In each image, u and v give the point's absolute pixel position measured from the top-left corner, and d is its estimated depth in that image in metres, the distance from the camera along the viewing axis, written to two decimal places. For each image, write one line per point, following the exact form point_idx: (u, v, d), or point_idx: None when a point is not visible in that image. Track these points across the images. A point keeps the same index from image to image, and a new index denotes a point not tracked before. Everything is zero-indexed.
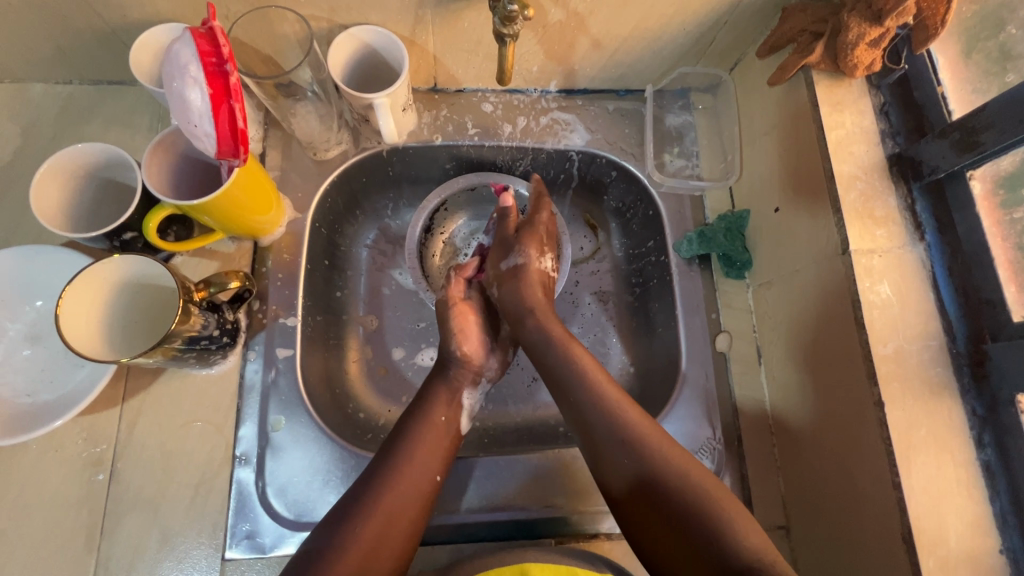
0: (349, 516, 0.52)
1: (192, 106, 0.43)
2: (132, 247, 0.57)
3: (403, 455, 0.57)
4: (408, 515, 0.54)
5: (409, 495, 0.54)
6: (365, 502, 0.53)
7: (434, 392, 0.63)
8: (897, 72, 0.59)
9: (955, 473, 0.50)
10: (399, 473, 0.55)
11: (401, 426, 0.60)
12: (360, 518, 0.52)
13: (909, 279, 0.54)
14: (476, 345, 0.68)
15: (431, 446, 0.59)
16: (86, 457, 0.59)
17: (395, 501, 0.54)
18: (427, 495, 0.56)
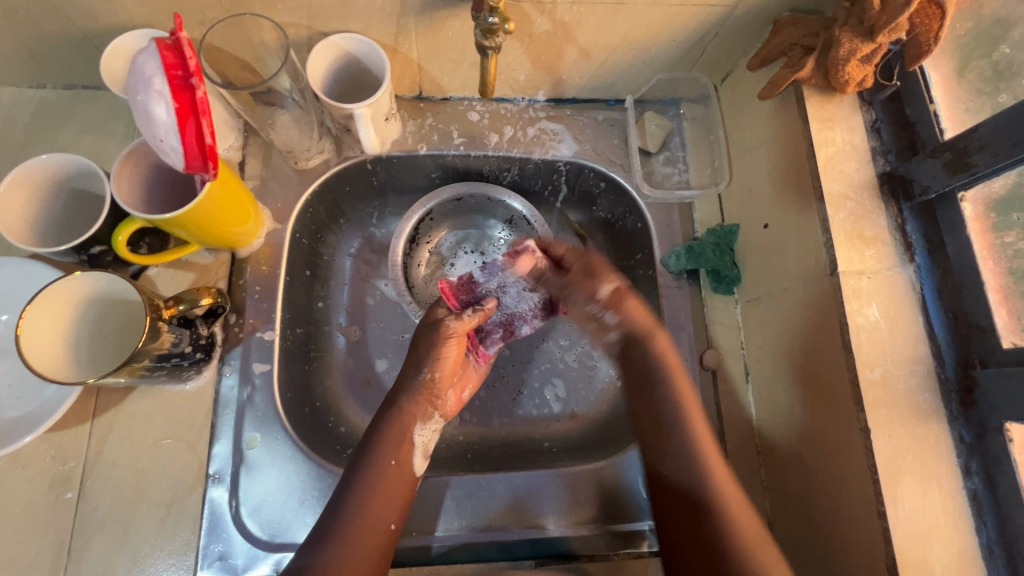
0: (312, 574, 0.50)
1: (157, 121, 0.42)
2: (102, 261, 0.55)
3: (357, 513, 0.54)
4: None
5: (369, 552, 0.53)
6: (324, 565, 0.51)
7: (388, 433, 0.58)
8: (889, 88, 0.58)
9: (942, 502, 0.49)
10: (351, 535, 0.53)
11: (350, 476, 0.56)
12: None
13: (898, 301, 0.53)
14: (448, 375, 0.63)
15: (383, 494, 0.56)
16: (55, 475, 0.57)
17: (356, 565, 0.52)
18: (385, 548, 0.54)
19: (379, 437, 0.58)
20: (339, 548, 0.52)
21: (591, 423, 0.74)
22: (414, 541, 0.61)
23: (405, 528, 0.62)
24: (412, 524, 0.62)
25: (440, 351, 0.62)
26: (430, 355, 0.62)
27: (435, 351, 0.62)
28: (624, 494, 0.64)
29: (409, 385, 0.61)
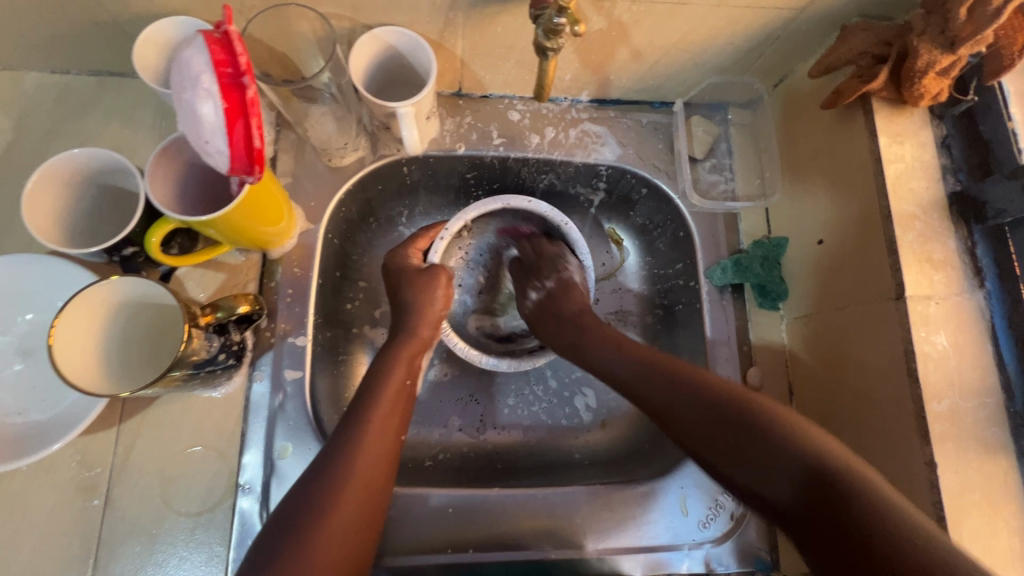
0: (300, 522, 0.44)
1: (203, 121, 0.39)
2: (133, 262, 0.53)
3: (348, 452, 0.49)
4: (350, 525, 0.46)
5: (357, 497, 0.47)
6: (313, 507, 0.45)
7: (386, 365, 0.57)
8: (965, 103, 0.55)
9: (1008, 540, 0.47)
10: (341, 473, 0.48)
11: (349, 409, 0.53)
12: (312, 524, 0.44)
13: (968, 330, 0.51)
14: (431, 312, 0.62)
15: (392, 405, 0.54)
16: (80, 481, 0.55)
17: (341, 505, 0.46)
18: (375, 498, 0.49)
19: (372, 381, 0.55)
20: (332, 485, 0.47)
21: (624, 436, 0.72)
22: (448, 557, 0.59)
23: (439, 543, 0.60)
24: (445, 538, 0.60)
25: (425, 296, 0.62)
26: (420, 306, 0.62)
27: (424, 296, 0.62)
28: (664, 515, 0.62)
29: (400, 337, 0.60)
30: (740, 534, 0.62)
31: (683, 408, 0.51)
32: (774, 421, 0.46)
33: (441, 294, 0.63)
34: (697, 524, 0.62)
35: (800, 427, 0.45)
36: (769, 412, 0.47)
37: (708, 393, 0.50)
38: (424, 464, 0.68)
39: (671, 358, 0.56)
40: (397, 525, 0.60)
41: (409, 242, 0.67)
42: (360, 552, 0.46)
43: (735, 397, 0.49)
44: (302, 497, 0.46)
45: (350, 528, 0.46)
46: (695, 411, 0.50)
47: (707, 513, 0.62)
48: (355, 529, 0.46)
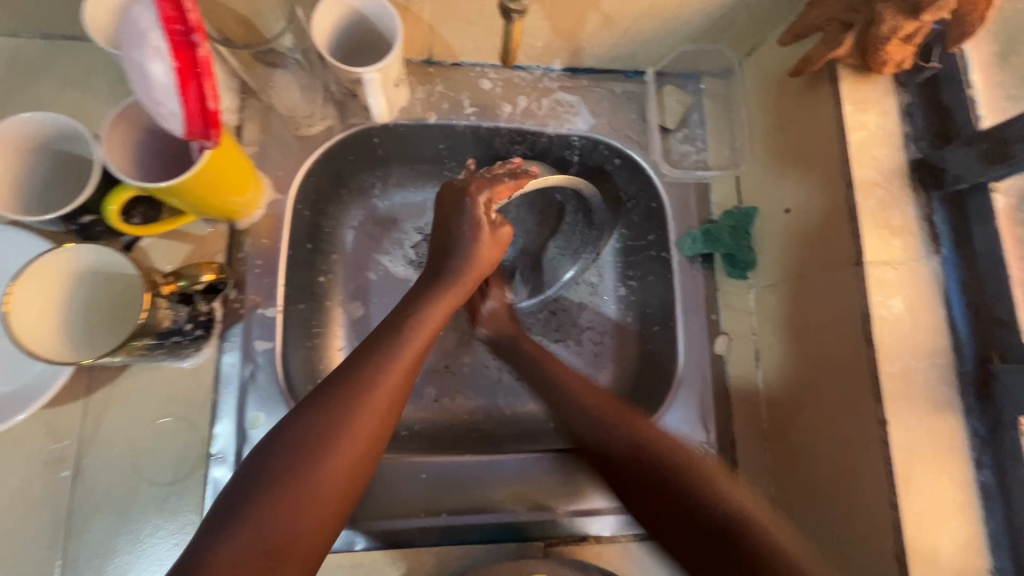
0: (299, 446, 0.43)
1: (154, 82, 0.38)
2: (92, 231, 0.52)
3: (367, 379, 0.48)
4: (355, 456, 0.45)
5: (368, 432, 0.46)
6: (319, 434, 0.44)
7: (425, 301, 0.56)
8: (927, 71, 0.56)
9: (953, 493, 0.50)
10: (357, 401, 0.46)
11: (372, 340, 0.52)
12: (317, 442, 0.44)
13: (923, 294, 0.52)
14: (492, 252, 0.61)
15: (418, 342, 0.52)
16: (49, 453, 0.55)
17: (352, 436, 0.45)
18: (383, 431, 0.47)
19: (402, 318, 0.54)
20: (342, 414, 0.45)
21: None
22: (421, 522, 0.60)
23: (412, 509, 0.61)
24: (420, 503, 0.61)
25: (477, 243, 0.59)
26: (473, 252, 0.59)
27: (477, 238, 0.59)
28: None
29: (446, 278, 0.58)
30: None
31: (636, 484, 0.52)
32: (700, 472, 0.49)
33: (496, 248, 0.61)
34: None
35: (706, 473, 0.49)
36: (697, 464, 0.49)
37: (656, 454, 0.51)
38: (400, 434, 0.69)
39: (611, 400, 0.59)
40: (372, 490, 0.61)
41: (487, 189, 0.58)
42: (359, 480, 0.45)
43: (690, 460, 0.50)
44: (300, 426, 0.44)
45: (358, 453, 0.45)
46: (643, 490, 0.51)
47: None
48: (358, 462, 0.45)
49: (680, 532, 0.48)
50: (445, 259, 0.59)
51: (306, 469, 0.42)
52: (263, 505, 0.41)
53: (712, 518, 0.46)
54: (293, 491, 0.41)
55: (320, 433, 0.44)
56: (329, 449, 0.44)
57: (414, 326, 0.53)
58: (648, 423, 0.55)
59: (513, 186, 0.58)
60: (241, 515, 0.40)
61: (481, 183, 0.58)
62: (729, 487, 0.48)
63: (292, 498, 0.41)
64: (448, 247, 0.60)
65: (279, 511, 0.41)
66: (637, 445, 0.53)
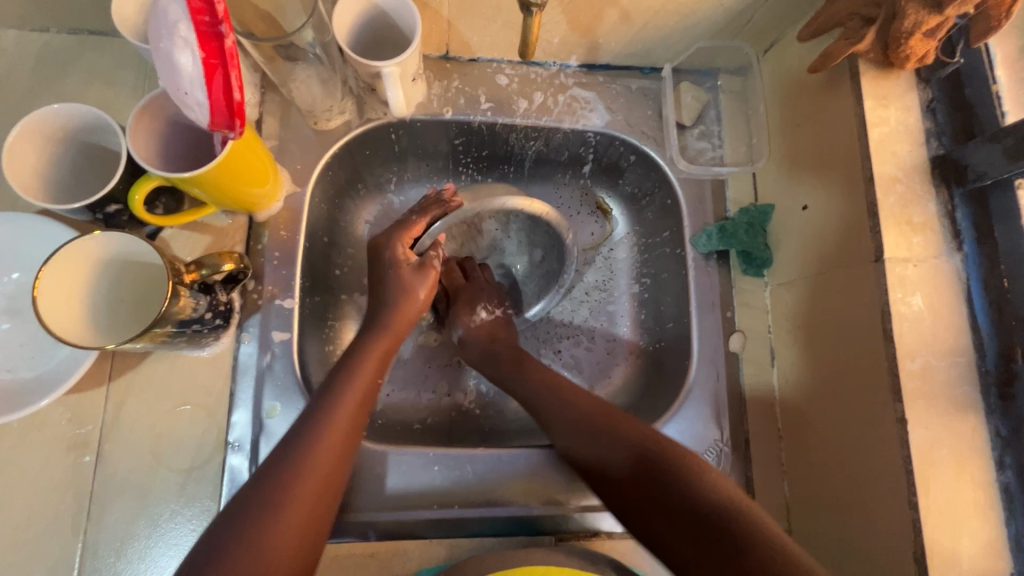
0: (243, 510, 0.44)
1: (182, 71, 0.39)
2: (117, 221, 0.53)
3: (309, 441, 0.49)
4: (307, 521, 0.46)
5: (314, 488, 0.47)
6: (263, 510, 0.44)
7: (362, 351, 0.57)
8: (951, 66, 0.55)
9: (973, 494, 0.49)
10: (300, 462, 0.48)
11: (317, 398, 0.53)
12: (264, 512, 0.44)
13: (944, 291, 0.52)
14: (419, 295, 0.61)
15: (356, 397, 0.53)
16: (72, 438, 0.56)
17: (299, 498, 0.46)
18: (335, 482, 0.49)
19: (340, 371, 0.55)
20: (281, 489, 0.46)
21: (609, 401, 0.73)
22: (432, 515, 0.61)
23: (425, 501, 0.61)
24: (432, 495, 0.61)
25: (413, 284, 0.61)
26: (400, 291, 0.61)
27: (404, 292, 0.61)
28: None
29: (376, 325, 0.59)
30: None
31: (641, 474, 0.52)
32: (691, 466, 0.51)
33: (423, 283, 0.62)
34: None
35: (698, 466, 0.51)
36: (693, 462, 0.52)
37: (655, 448, 0.53)
38: (412, 427, 0.69)
39: (610, 412, 0.58)
40: (385, 482, 0.61)
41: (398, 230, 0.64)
42: (313, 545, 0.46)
43: (665, 448, 0.53)
44: (245, 502, 0.45)
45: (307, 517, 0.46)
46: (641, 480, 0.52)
47: None
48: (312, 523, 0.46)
49: (680, 526, 0.49)
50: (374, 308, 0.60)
51: (256, 547, 0.43)
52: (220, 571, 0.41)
53: (704, 506, 0.48)
54: (248, 560, 0.42)
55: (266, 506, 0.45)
56: (276, 516, 0.44)
57: (347, 377, 0.54)
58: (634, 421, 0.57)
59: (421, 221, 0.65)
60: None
61: (394, 229, 0.64)
62: (711, 480, 0.50)
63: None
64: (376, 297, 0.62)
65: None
66: (638, 445, 0.54)
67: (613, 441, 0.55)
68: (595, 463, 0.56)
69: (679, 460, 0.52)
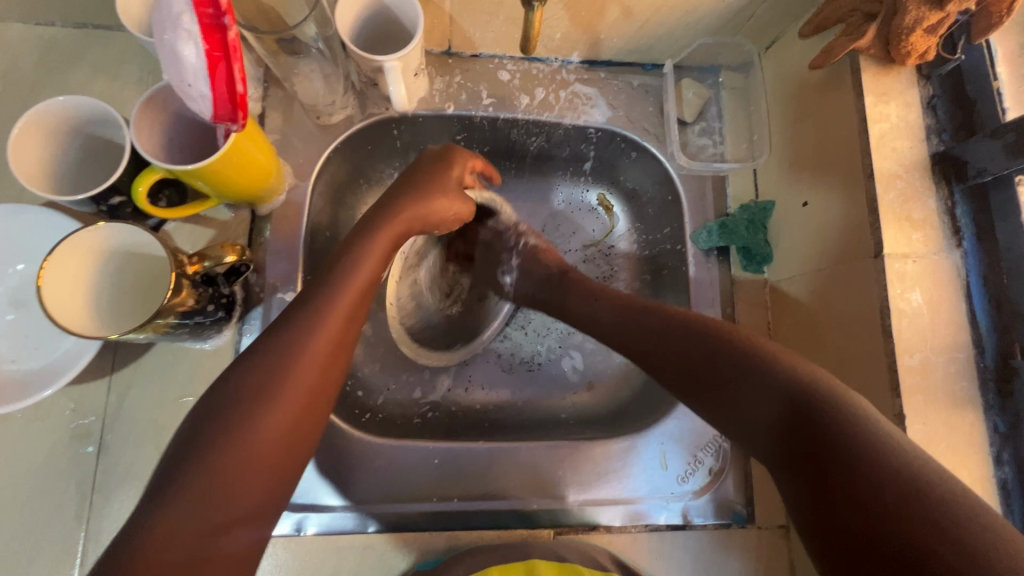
0: (222, 404, 0.40)
1: (185, 62, 0.39)
2: (122, 213, 0.53)
3: (304, 327, 0.44)
4: (314, 381, 0.43)
5: (309, 375, 0.43)
6: (252, 391, 0.41)
7: (358, 251, 0.51)
8: (951, 62, 0.55)
9: (971, 489, 0.49)
10: (300, 338, 0.44)
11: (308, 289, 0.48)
12: (255, 402, 0.40)
13: (943, 287, 0.52)
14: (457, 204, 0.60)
15: (355, 286, 0.49)
16: (75, 428, 0.57)
17: (304, 369, 0.43)
18: (339, 354, 0.46)
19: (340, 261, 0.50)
20: (276, 367, 0.42)
21: (608, 399, 0.74)
22: (433, 507, 0.61)
23: (425, 493, 0.61)
24: (432, 488, 0.62)
25: (434, 191, 0.58)
26: (420, 194, 0.57)
27: (424, 188, 0.57)
28: (645, 468, 0.64)
29: (387, 220, 0.55)
30: (717, 488, 0.64)
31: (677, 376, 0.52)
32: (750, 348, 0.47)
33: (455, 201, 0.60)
34: (675, 478, 0.64)
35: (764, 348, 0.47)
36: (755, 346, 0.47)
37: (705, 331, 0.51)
38: (413, 421, 0.69)
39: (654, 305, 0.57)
40: (386, 474, 0.62)
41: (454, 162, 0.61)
42: (304, 429, 0.42)
43: (713, 330, 0.51)
44: (228, 391, 0.40)
45: (303, 408, 0.42)
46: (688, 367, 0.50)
47: (685, 468, 0.64)
48: (313, 390, 0.43)
49: (754, 405, 0.44)
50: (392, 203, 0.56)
51: (251, 437, 0.39)
52: (221, 455, 0.38)
53: (776, 376, 0.44)
54: (238, 447, 0.38)
55: (270, 355, 0.42)
56: (270, 405, 0.40)
57: (350, 268, 0.50)
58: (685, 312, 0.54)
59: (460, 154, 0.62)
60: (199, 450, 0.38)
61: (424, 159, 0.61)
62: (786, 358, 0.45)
63: (254, 443, 0.39)
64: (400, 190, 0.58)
65: (249, 445, 0.39)
66: (697, 330, 0.51)
67: (658, 320, 0.55)
68: (650, 350, 0.54)
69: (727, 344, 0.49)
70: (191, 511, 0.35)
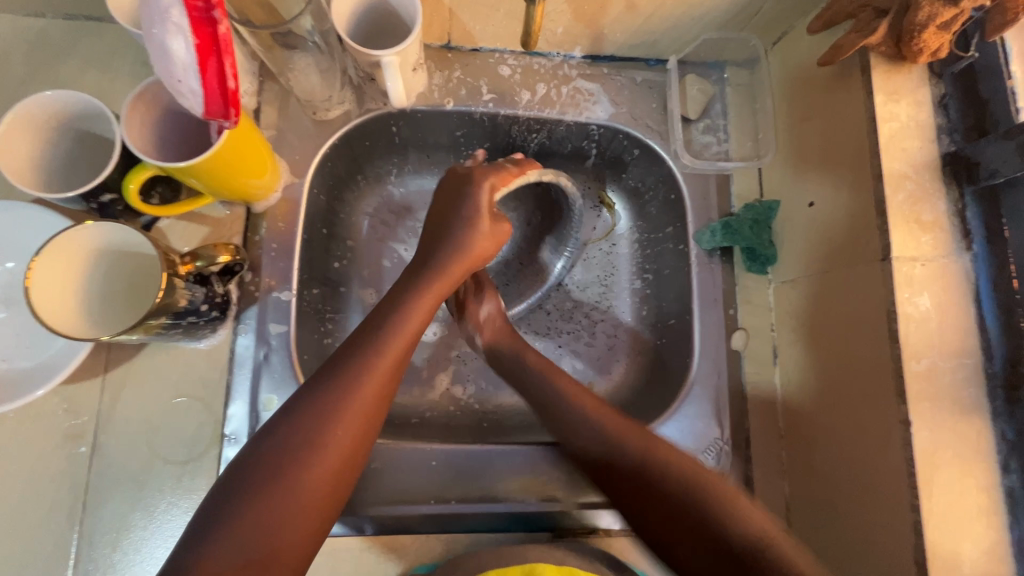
0: (271, 452, 0.44)
1: (175, 57, 0.38)
2: (112, 210, 0.52)
3: (352, 377, 0.48)
4: (354, 438, 0.47)
5: (357, 423, 0.47)
6: (295, 439, 0.44)
7: (416, 289, 0.55)
8: (965, 60, 0.53)
9: (977, 498, 0.48)
10: (343, 397, 0.47)
11: (358, 334, 0.51)
12: (303, 450, 0.44)
13: (951, 291, 0.51)
14: (487, 239, 0.60)
15: (401, 333, 0.52)
16: (68, 429, 0.56)
17: (351, 417, 0.47)
18: (379, 410, 0.49)
19: (391, 307, 0.54)
20: (321, 417, 0.46)
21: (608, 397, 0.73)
22: (430, 509, 0.60)
23: (422, 495, 0.61)
24: (429, 490, 0.61)
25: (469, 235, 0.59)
26: (463, 241, 0.59)
27: (469, 230, 0.59)
28: None
29: (429, 270, 0.57)
30: None
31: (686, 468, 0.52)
32: (722, 505, 0.50)
33: (492, 242, 0.61)
34: None
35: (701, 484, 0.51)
36: (714, 492, 0.50)
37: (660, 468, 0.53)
38: (411, 421, 0.68)
39: (639, 430, 0.56)
40: (382, 476, 0.61)
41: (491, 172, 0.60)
42: (349, 471, 0.46)
43: (662, 456, 0.53)
44: (272, 438, 0.44)
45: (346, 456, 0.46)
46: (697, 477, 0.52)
47: None
48: (353, 445, 0.47)
49: (708, 551, 0.49)
50: (433, 251, 0.58)
51: (289, 487, 0.43)
52: (260, 504, 0.42)
53: (734, 540, 0.48)
54: (286, 493, 0.43)
55: (319, 408, 0.46)
56: (314, 457, 0.44)
57: (397, 324, 0.52)
58: (637, 433, 0.56)
59: (517, 173, 0.61)
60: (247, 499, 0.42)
61: (485, 169, 0.60)
62: (747, 506, 0.49)
63: (294, 490, 0.43)
64: (443, 230, 0.59)
65: (287, 491, 0.43)
66: (641, 458, 0.54)
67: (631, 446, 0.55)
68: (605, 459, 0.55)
69: (703, 500, 0.50)
70: (239, 548, 0.40)
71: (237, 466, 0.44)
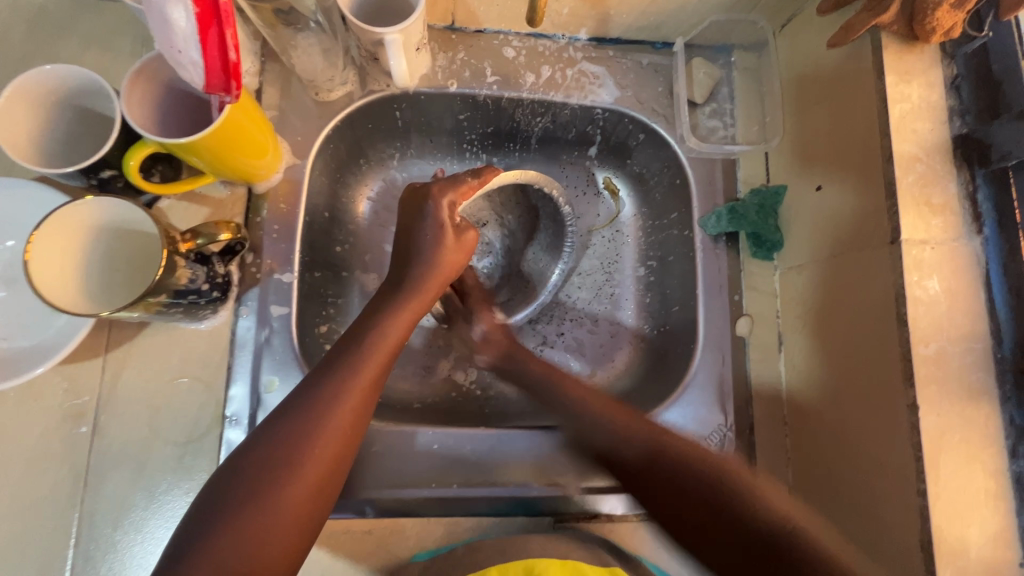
0: (243, 478, 0.43)
1: (175, 27, 0.38)
2: (112, 187, 0.52)
3: (324, 399, 0.47)
4: (331, 457, 0.45)
5: (331, 446, 0.45)
6: (264, 464, 0.43)
7: (391, 309, 0.55)
8: (978, 40, 0.52)
9: (984, 483, 0.48)
10: (324, 412, 0.46)
11: (330, 356, 0.50)
12: (272, 473, 0.43)
13: (961, 275, 0.50)
14: (456, 252, 0.59)
15: (374, 351, 0.51)
16: (69, 408, 0.56)
17: (325, 440, 0.45)
18: (356, 431, 0.48)
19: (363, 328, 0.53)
20: (291, 442, 0.44)
21: (611, 383, 0.72)
22: (431, 493, 0.60)
23: (423, 479, 0.60)
24: (430, 474, 0.61)
25: (439, 251, 0.57)
26: (434, 259, 0.58)
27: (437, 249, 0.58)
28: None
29: (405, 291, 0.56)
30: None
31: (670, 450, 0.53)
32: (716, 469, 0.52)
33: (462, 253, 0.60)
34: None
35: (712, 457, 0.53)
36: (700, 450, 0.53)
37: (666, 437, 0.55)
38: (411, 406, 0.68)
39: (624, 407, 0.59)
40: (384, 460, 0.60)
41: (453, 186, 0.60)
42: (325, 495, 0.45)
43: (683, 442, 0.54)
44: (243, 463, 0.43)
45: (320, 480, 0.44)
46: (667, 488, 0.52)
47: None
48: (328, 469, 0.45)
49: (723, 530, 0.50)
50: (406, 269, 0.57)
51: (260, 511, 0.41)
52: (228, 532, 0.40)
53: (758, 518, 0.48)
54: (257, 519, 0.41)
55: (289, 432, 0.45)
56: (285, 482, 0.43)
57: (375, 340, 0.52)
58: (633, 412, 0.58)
59: (477, 185, 0.60)
60: (227, 519, 0.41)
61: (443, 184, 0.59)
62: (746, 477, 0.51)
63: (265, 514, 0.41)
64: (411, 249, 0.58)
65: (257, 517, 0.41)
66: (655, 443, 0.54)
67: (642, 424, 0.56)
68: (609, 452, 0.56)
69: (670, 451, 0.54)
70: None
71: (209, 492, 0.43)
